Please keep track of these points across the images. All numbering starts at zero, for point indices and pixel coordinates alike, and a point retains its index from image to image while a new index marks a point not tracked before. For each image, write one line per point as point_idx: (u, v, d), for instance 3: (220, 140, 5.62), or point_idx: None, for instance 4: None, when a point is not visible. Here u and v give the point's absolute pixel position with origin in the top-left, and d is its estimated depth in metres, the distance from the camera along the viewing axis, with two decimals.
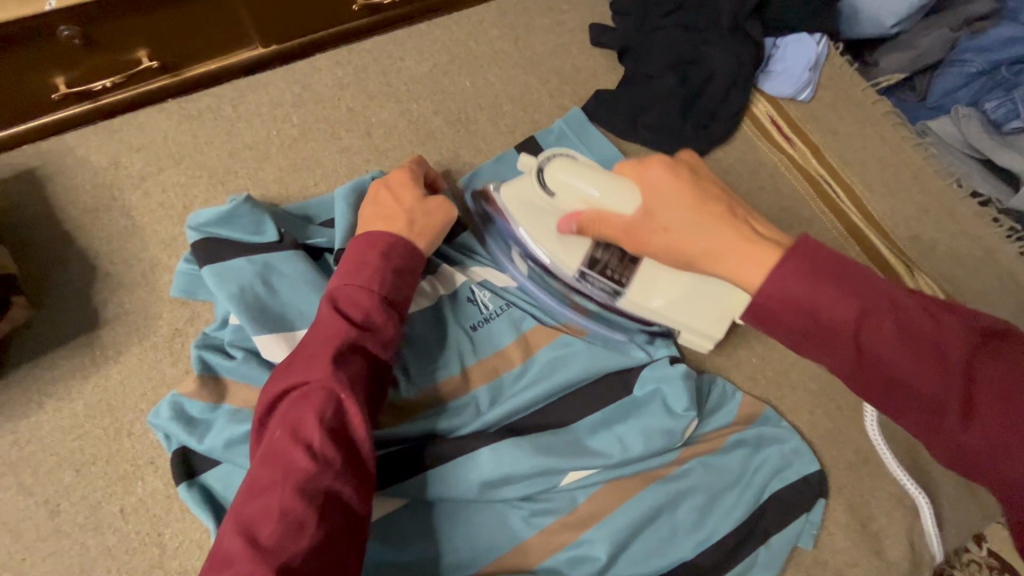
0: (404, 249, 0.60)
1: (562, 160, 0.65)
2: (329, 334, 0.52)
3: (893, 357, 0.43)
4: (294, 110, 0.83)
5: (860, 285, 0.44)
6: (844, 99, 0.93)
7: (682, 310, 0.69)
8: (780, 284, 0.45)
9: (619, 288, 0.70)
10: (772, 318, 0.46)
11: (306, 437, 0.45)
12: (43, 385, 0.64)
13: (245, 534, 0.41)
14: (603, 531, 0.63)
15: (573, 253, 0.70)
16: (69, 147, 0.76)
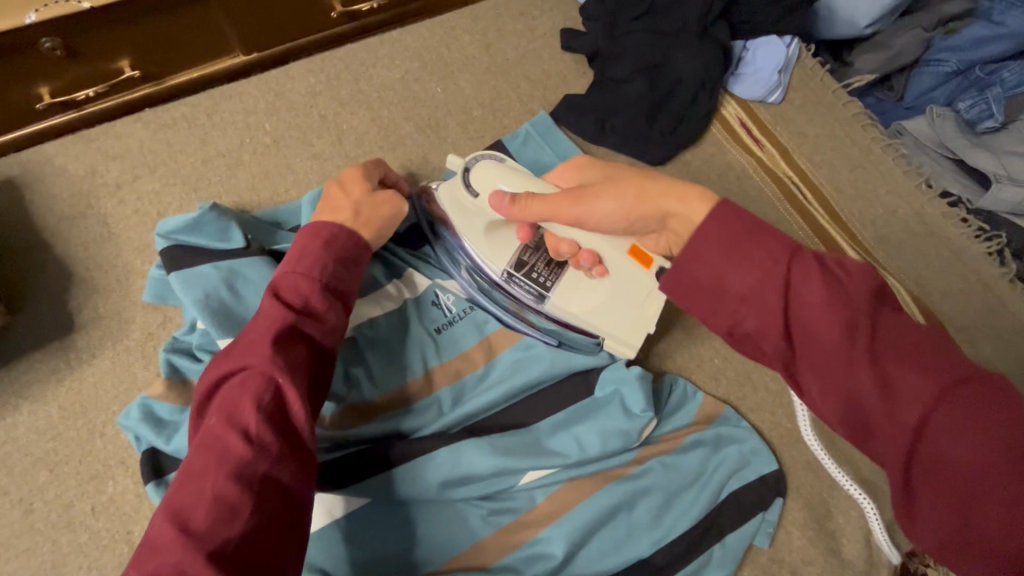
0: (347, 240, 0.63)
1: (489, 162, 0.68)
2: (269, 320, 0.53)
3: (809, 304, 0.41)
4: (268, 118, 0.84)
5: (773, 240, 0.43)
6: (813, 101, 0.94)
7: (604, 312, 0.70)
8: (708, 232, 0.44)
9: (545, 291, 0.71)
10: (690, 271, 0.44)
11: (242, 421, 0.46)
12: (19, 388, 0.67)
13: (175, 522, 0.41)
14: (561, 529, 0.64)
15: (502, 252, 0.71)
16: (48, 156, 0.78)
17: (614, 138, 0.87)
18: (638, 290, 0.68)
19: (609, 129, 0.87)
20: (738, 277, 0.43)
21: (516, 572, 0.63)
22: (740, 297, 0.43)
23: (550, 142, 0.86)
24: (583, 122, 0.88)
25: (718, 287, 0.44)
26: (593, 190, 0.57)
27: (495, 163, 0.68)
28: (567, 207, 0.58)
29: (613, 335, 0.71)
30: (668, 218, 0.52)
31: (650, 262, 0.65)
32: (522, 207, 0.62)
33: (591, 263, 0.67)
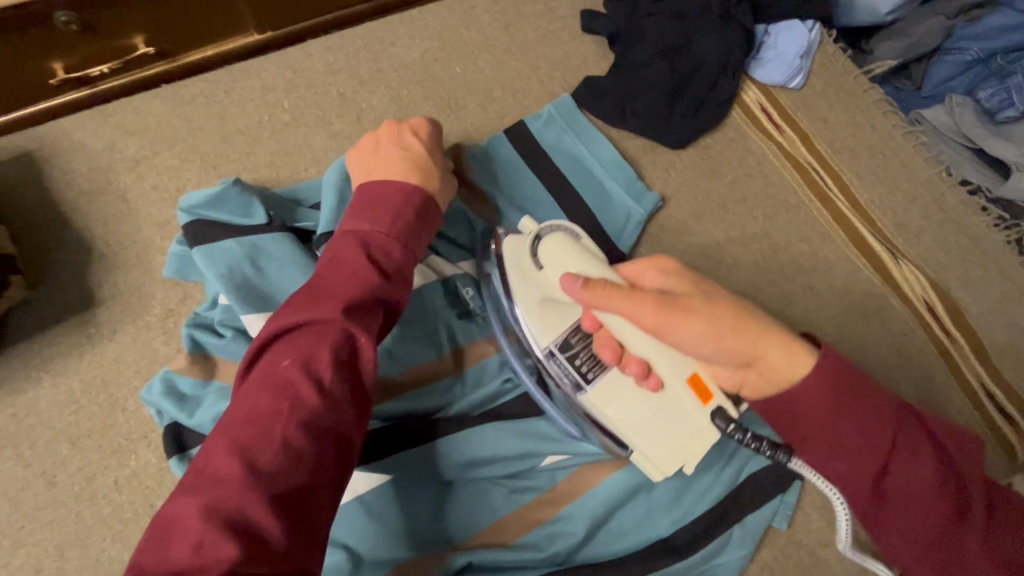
0: (432, 210, 0.64)
1: (565, 235, 0.64)
2: (356, 276, 0.53)
3: (917, 474, 0.50)
4: (286, 95, 0.84)
5: (873, 411, 0.51)
6: (834, 87, 0.93)
7: (644, 428, 0.61)
8: (813, 391, 0.52)
9: (582, 381, 0.64)
10: (787, 417, 0.54)
11: (317, 371, 0.46)
12: (41, 361, 0.66)
13: (240, 455, 0.41)
14: (581, 507, 0.65)
15: (549, 327, 0.65)
16: (66, 131, 0.78)
17: (635, 121, 0.86)
18: (688, 424, 0.60)
19: (629, 112, 0.87)
20: (856, 440, 0.51)
21: (536, 549, 0.63)
22: (852, 455, 0.51)
23: (570, 123, 0.85)
24: (603, 104, 0.87)
25: (827, 438, 0.52)
26: (688, 307, 0.55)
27: (569, 237, 0.64)
28: (648, 310, 0.55)
29: (645, 455, 0.62)
30: (758, 365, 0.54)
31: (710, 396, 0.59)
32: (594, 294, 0.58)
33: (643, 374, 0.60)
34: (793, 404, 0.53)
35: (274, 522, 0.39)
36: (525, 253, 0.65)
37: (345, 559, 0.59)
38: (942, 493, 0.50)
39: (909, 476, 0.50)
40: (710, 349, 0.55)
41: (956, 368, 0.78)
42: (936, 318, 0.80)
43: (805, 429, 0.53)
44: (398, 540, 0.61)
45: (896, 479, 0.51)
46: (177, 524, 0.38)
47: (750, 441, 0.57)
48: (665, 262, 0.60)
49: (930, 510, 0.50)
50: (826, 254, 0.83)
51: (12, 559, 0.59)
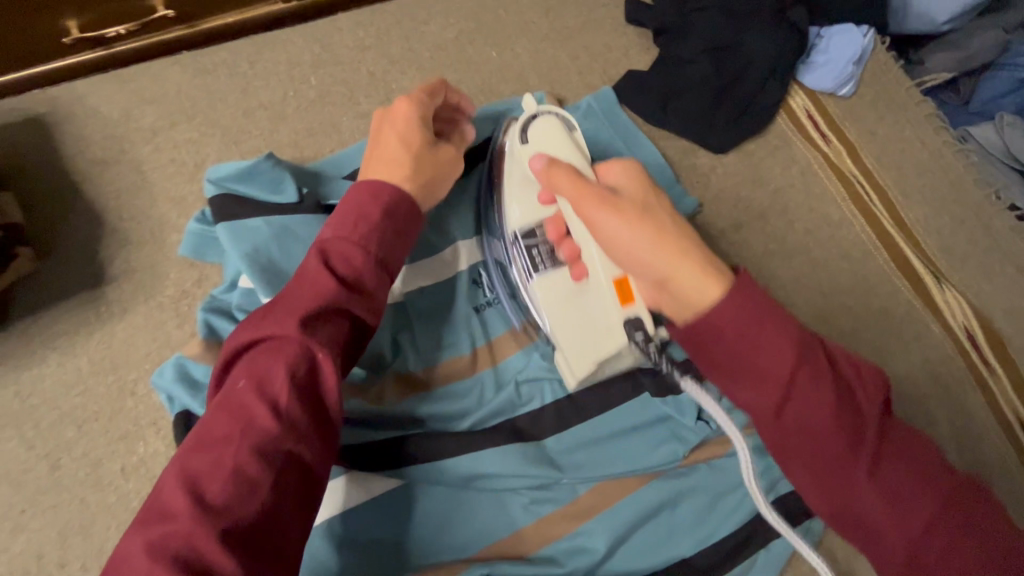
0: (408, 210, 0.58)
1: (556, 121, 0.65)
2: (314, 289, 0.50)
3: (822, 403, 0.42)
4: (313, 71, 0.79)
5: (777, 351, 0.43)
6: (885, 98, 0.89)
7: (568, 324, 0.63)
8: (724, 314, 0.43)
9: (534, 272, 0.64)
10: (700, 343, 0.45)
11: (272, 393, 0.44)
12: (47, 338, 0.63)
13: (189, 489, 0.39)
14: (603, 523, 0.63)
15: (525, 214, 0.65)
16: (79, 94, 0.73)
17: (677, 121, 0.82)
18: (600, 316, 0.63)
19: (671, 112, 0.83)
20: (762, 366, 0.43)
21: (558, 564, 0.61)
22: (758, 383, 0.43)
23: (610, 120, 0.81)
24: (645, 101, 0.83)
25: (737, 368, 0.44)
26: (623, 204, 0.51)
27: (563, 128, 0.64)
28: (586, 202, 0.53)
29: (561, 340, 0.64)
30: (665, 284, 0.48)
31: (630, 300, 0.61)
32: (553, 176, 0.57)
33: (574, 258, 0.64)
34: (708, 330, 0.44)
35: (222, 560, 0.37)
36: (517, 131, 0.65)
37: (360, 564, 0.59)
38: (847, 429, 0.42)
39: (816, 410, 0.42)
40: (650, 254, 0.49)
41: (993, 399, 0.76)
42: (975, 347, 0.78)
43: (716, 358, 0.45)
44: (409, 546, 0.60)
45: (801, 411, 0.43)
46: (121, 564, 0.37)
47: (646, 346, 0.59)
48: (638, 171, 0.55)
49: (827, 451, 0.43)
50: (865, 273, 0.80)
51: (12, 543, 0.57)
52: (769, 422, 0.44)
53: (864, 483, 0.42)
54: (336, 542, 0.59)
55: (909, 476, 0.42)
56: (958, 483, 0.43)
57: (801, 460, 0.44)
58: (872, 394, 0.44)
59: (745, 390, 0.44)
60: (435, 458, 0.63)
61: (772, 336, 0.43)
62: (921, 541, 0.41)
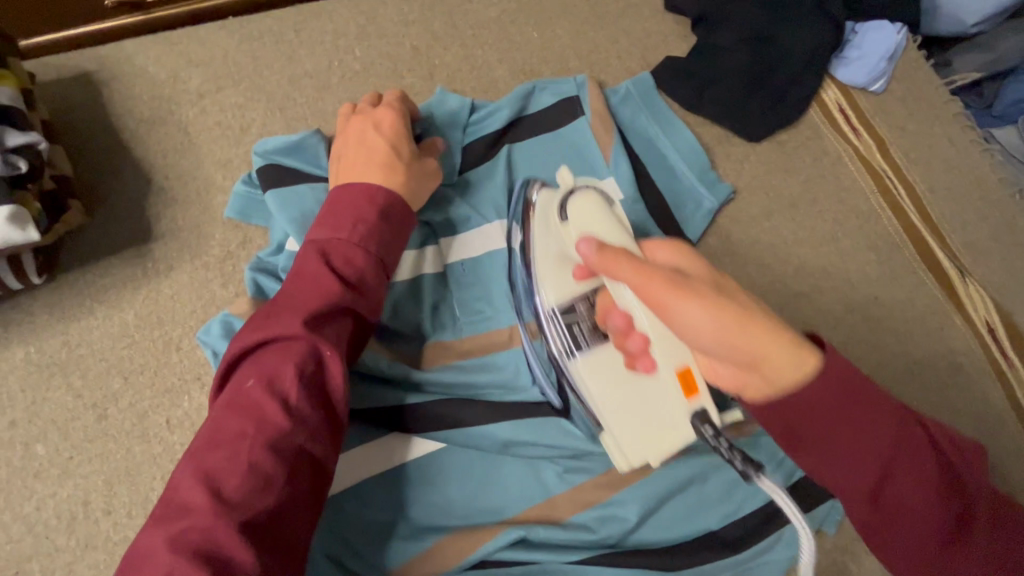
0: (401, 208, 0.61)
1: (596, 199, 0.62)
2: (318, 292, 0.53)
3: (914, 479, 0.46)
4: (358, 42, 0.80)
5: (875, 416, 0.46)
6: (915, 95, 0.91)
7: (620, 412, 0.60)
8: (816, 392, 0.46)
9: (576, 348, 0.62)
10: (796, 432, 0.48)
11: (282, 391, 0.48)
12: (95, 291, 0.64)
13: (207, 483, 0.43)
14: (634, 493, 0.64)
15: (563, 287, 0.63)
16: (128, 54, 0.74)
17: (713, 108, 0.84)
18: (665, 413, 0.58)
19: (708, 99, 0.84)
20: (861, 440, 0.46)
21: (589, 530, 0.63)
22: (855, 464, 0.46)
23: (648, 104, 0.83)
24: (683, 88, 0.84)
25: (836, 449, 0.47)
26: (700, 288, 0.49)
27: (604, 204, 0.62)
28: (654, 284, 0.50)
29: (613, 433, 0.61)
30: (758, 365, 0.48)
31: (695, 392, 0.57)
32: (605, 261, 0.55)
33: (638, 350, 0.58)
34: (801, 407, 0.47)
35: (241, 550, 0.41)
36: (554, 201, 0.63)
37: (397, 522, 0.60)
38: (944, 507, 0.46)
39: (909, 483, 0.46)
40: (722, 332, 0.48)
41: (1011, 392, 0.78)
42: (996, 340, 0.80)
43: (801, 433, 0.48)
44: (447, 507, 0.62)
45: (898, 488, 0.46)
46: (149, 554, 0.41)
47: (726, 451, 0.55)
48: (686, 249, 0.56)
49: (926, 520, 0.46)
50: (892, 264, 0.81)
51: (60, 489, 0.58)
52: (862, 500, 0.47)
53: (959, 554, 0.46)
54: (373, 500, 0.61)
55: (1004, 543, 0.47)
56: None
57: (900, 534, 0.47)
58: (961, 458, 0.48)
59: (839, 469, 0.47)
60: (475, 426, 0.65)
61: (877, 420, 0.45)
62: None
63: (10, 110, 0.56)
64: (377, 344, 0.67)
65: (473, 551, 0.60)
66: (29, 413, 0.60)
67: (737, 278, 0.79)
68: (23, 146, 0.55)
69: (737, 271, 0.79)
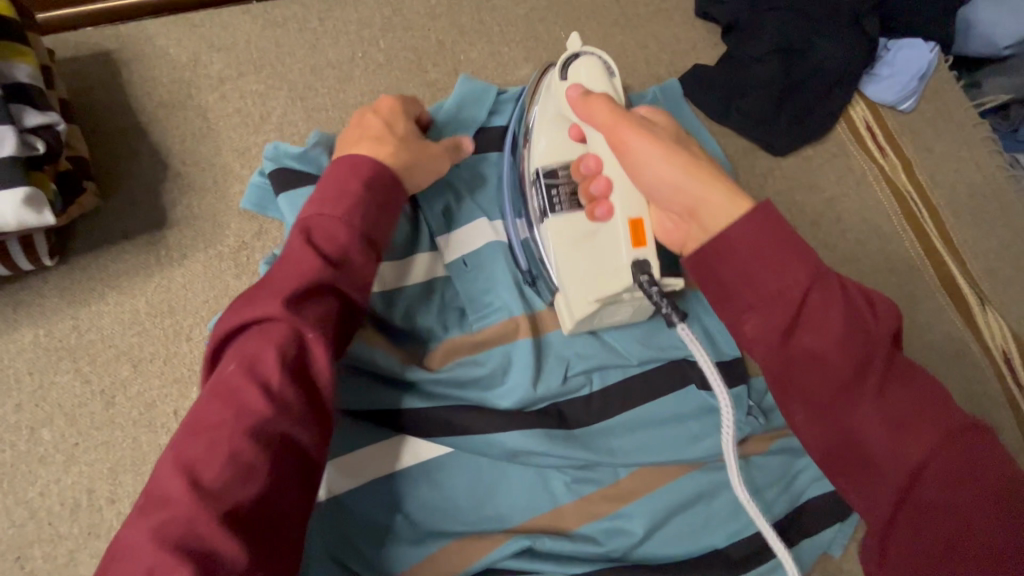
0: (389, 180, 0.57)
1: (595, 62, 0.63)
2: (300, 270, 0.49)
3: (827, 328, 0.43)
4: (383, 34, 0.79)
5: (793, 262, 0.44)
6: (944, 116, 0.89)
7: (573, 257, 0.62)
8: (739, 232, 0.45)
9: (549, 211, 0.64)
10: (713, 268, 0.46)
11: (262, 376, 0.45)
12: (107, 276, 0.63)
13: (186, 473, 0.41)
14: (642, 508, 0.64)
15: (556, 151, 0.66)
16: (149, 35, 0.73)
17: (739, 120, 0.83)
18: (612, 256, 0.60)
19: (735, 110, 0.83)
20: (771, 285, 0.44)
21: (596, 542, 0.62)
22: (767, 307, 0.44)
23: (674, 112, 0.81)
24: (709, 97, 0.83)
25: (742, 290, 0.45)
26: (654, 130, 0.53)
27: (605, 73, 0.63)
28: (622, 126, 0.54)
29: (568, 289, 0.64)
30: (696, 212, 0.50)
31: (642, 243, 0.58)
32: (589, 105, 0.58)
33: (602, 194, 0.61)
34: (717, 247, 0.46)
35: (224, 545, 0.39)
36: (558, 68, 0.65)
37: (403, 525, 0.60)
38: (856, 359, 0.43)
39: (818, 331, 0.43)
40: (677, 175, 0.51)
41: None
42: (1011, 370, 0.79)
43: (722, 280, 0.46)
44: (452, 512, 0.61)
45: (804, 335, 0.44)
46: (127, 549, 0.38)
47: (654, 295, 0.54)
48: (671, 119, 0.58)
49: (835, 376, 0.43)
50: (911, 288, 0.80)
51: (64, 475, 0.57)
52: (776, 346, 0.45)
53: (867, 408, 0.43)
54: (379, 502, 0.60)
55: (916, 409, 0.43)
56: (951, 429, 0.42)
57: (806, 387, 0.44)
58: (885, 326, 0.44)
59: (750, 314, 0.45)
60: (488, 432, 0.63)
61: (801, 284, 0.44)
62: (880, 450, 0.43)
63: (30, 88, 0.55)
64: (384, 343, 0.65)
65: (480, 558, 0.59)
66: (36, 397, 0.59)
67: None
68: (43, 126, 0.54)
69: None
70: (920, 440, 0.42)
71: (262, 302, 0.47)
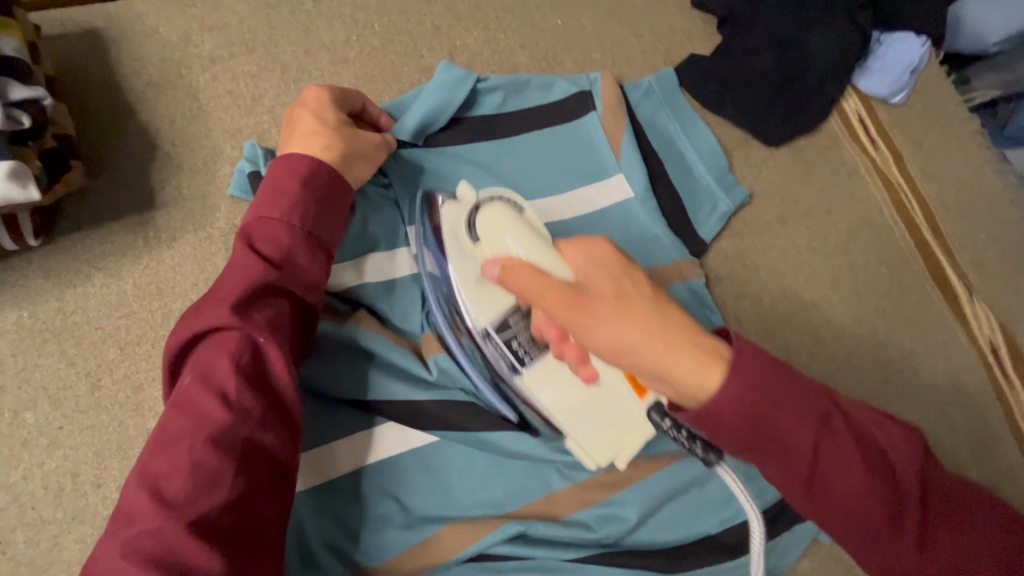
0: (328, 179, 0.58)
1: (505, 207, 0.59)
2: (244, 277, 0.50)
3: (848, 473, 0.43)
4: (377, 17, 0.78)
5: (802, 402, 0.43)
6: (934, 110, 0.90)
7: (578, 422, 0.59)
8: (732, 397, 0.42)
9: (518, 364, 0.60)
10: (722, 430, 0.43)
11: (218, 383, 0.45)
12: (93, 257, 0.62)
13: (151, 488, 0.41)
14: (636, 494, 0.64)
15: (488, 308, 0.61)
16: (138, 14, 0.71)
17: (732, 111, 0.83)
18: (619, 413, 0.58)
19: (729, 101, 0.83)
20: (779, 439, 0.42)
21: (588, 529, 0.62)
22: (787, 464, 0.43)
23: (669, 100, 0.81)
24: (704, 88, 0.83)
25: (771, 457, 0.43)
26: (597, 303, 0.45)
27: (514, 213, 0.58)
28: (563, 311, 0.46)
29: (577, 440, 0.60)
30: (665, 379, 0.44)
31: (645, 391, 0.56)
32: (514, 275, 0.50)
33: (577, 359, 0.57)
34: (718, 415, 0.42)
35: (194, 554, 0.38)
36: (462, 224, 0.60)
37: (395, 512, 0.59)
38: (883, 500, 0.42)
39: (840, 475, 0.43)
40: (635, 339, 0.44)
41: (1010, 412, 0.78)
42: (997, 361, 0.80)
43: (746, 445, 0.43)
44: (444, 498, 0.61)
45: (830, 479, 0.43)
46: (97, 574, 0.38)
47: (675, 432, 0.51)
48: (613, 265, 0.48)
49: (870, 517, 0.43)
50: (902, 279, 0.81)
51: (48, 459, 0.56)
52: (798, 494, 0.44)
53: (905, 552, 0.43)
54: (369, 488, 0.60)
55: (956, 537, 0.43)
56: (996, 550, 0.43)
57: (842, 530, 0.44)
58: (908, 458, 0.44)
59: (775, 469, 0.44)
60: (482, 428, 0.63)
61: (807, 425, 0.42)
62: None
63: (16, 62, 0.54)
64: (381, 328, 0.64)
65: (471, 545, 0.59)
66: (20, 378, 0.58)
67: (747, 282, 0.78)
68: (27, 101, 0.53)
69: (749, 275, 0.78)
70: (973, 565, 0.43)
71: (211, 312, 0.48)
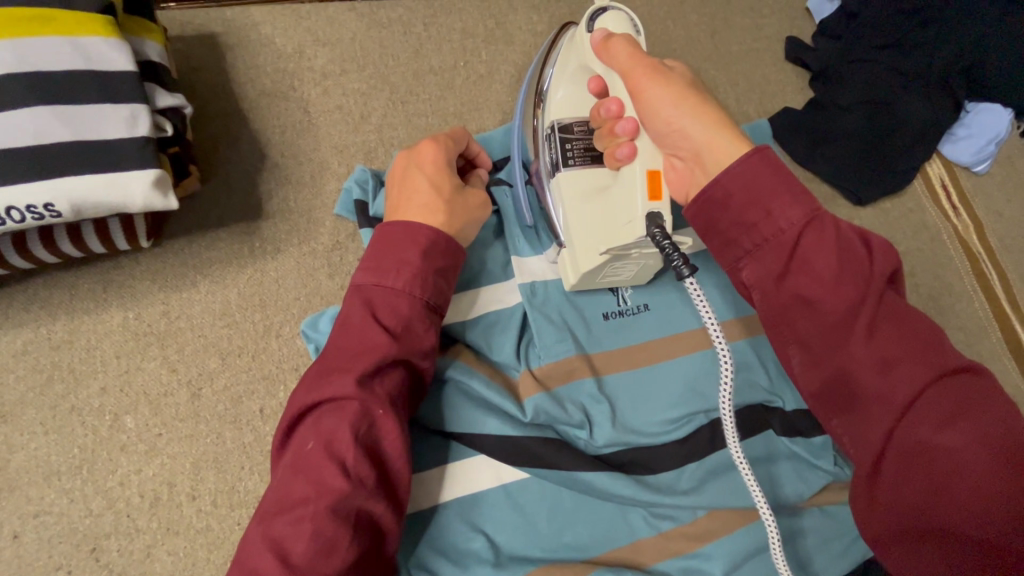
0: (447, 244, 0.53)
1: (621, 16, 0.59)
2: (366, 345, 0.48)
3: (818, 273, 0.44)
4: (484, 45, 0.78)
5: (799, 197, 0.46)
6: (1015, 181, 0.91)
7: (583, 221, 0.61)
8: (738, 173, 0.47)
9: (562, 163, 0.62)
10: (713, 225, 0.49)
11: (339, 453, 0.44)
12: (200, 263, 0.62)
13: (276, 548, 0.41)
14: (724, 549, 0.61)
15: (570, 107, 0.64)
16: (255, 22, 0.72)
17: (822, 165, 0.83)
18: (624, 209, 0.57)
19: (820, 156, 0.84)
20: (759, 228, 0.46)
21: None
22: (758, 252, 0.46)
23: None
24: (796, 142, 0.85)
25: (741, 236, 0.47)
26: (669, 77, 0.53)
27: (630, 26, 0.59)
28: (639, 76, 0.53)
29: (571, 245, 0.63)
30: (700, 156, 0.51)
31: (658, 197, 0.55)
32: (609, 48, 0.56)
33: (626, 134, 0.56)
34: (716, 195, 0.48)
35: None
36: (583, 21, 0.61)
37: (479, 547, 0.58)
38: (843, 305, 0.44)
39: (813, 274, 0.45)
40: (685, 118, 0.51)
41: None
42: None
43: (722, 230, 0.48)
44: (528, 538, 0.60)
45: (800, 280, 0.45)
46: None
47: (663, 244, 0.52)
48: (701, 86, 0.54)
49: (823, 318, 0.45)
50: (979, 348, 0.81)
51: (145, 466, 0.55)
52: (766, 293, 0.46)
53: (855, 349, 0.44)
54: (459, 522, 0.59)
55: (908, 348, 0.43)
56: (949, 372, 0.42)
57: (796, 338, 0.46)
58: (883, 269, 0.45)
59: (745, 259, 0.47)
60: (574, 469, 0.62)
61: (774, 210, 0.46)
62: (876, 417, 0.44)
63: (160, 69, 0.55)
64: (475, 362, 0.65)
65: None
66: (121, 381, 0.57)
67: None
68: (171, 108, 0.54)
69: None
70: (912, 383, 0.42)
71: (333, 379, 0.46)
